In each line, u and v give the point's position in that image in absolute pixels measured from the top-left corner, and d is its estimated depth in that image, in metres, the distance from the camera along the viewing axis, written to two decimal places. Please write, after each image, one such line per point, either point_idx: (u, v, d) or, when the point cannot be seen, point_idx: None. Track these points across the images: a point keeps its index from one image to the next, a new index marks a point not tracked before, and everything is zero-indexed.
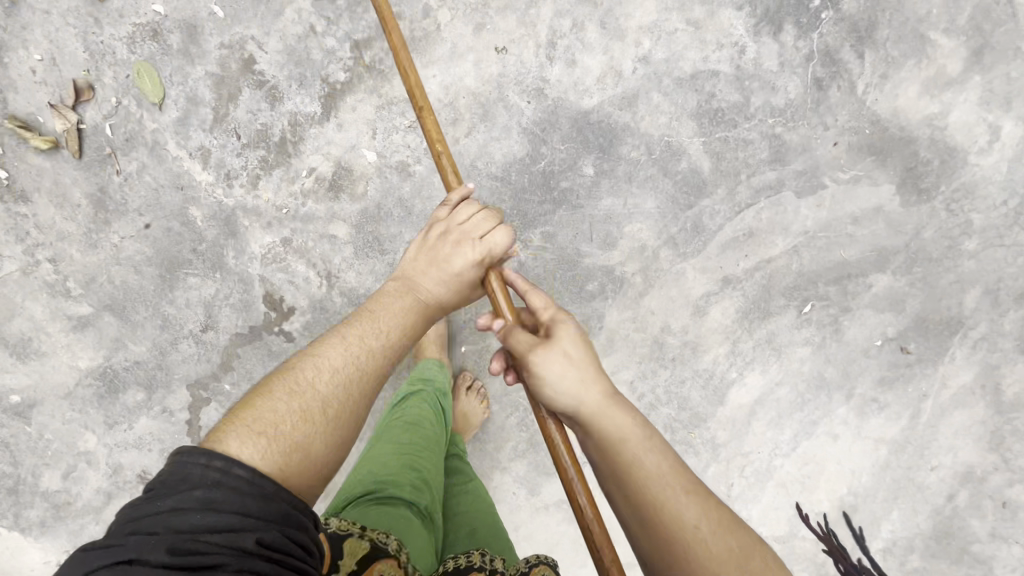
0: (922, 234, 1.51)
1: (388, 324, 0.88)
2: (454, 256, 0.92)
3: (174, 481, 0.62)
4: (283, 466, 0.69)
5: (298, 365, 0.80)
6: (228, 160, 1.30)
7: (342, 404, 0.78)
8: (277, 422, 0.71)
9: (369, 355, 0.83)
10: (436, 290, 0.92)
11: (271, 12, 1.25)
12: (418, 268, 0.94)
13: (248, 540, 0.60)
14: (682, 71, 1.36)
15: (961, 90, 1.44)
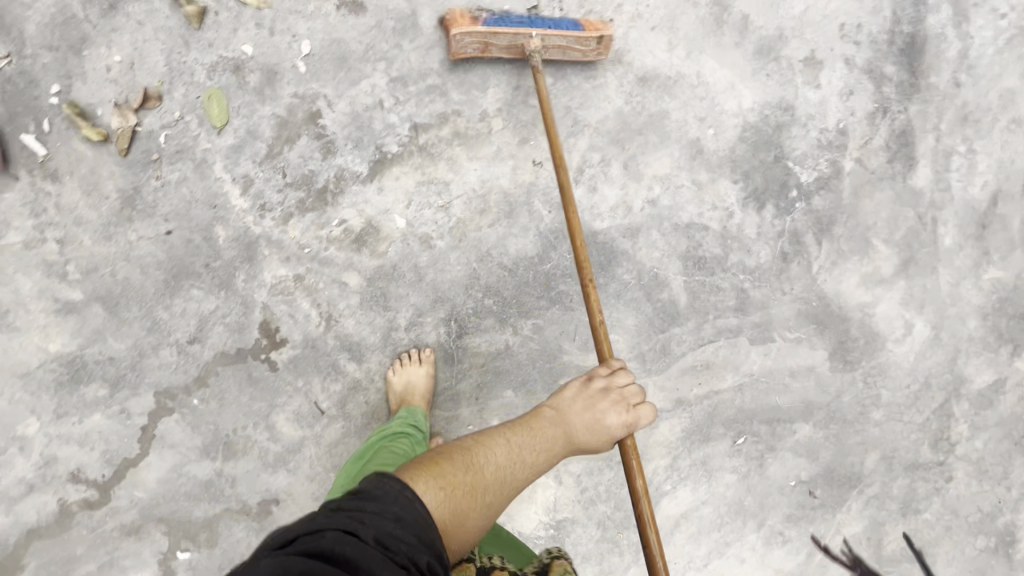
0: (841, 397, 1.78)
1: (546, 441, 1.06)
2: (609, 408, 1.10)
3: (381, 496, 0.84)
4: (446, 523, 0.90)
5: (472, 447, 1.01)
6: (267, 193, 1.38)
7: (495, 497, 0.98)
8: (454, 486, 0.93)
9: (525, 466, 1.03)
10: (589, 430, 1.09)
11: (348, 80, 1.37)
12: (580, 404, 1.11)
13: (423, 560, 0.77)
14: (680, 219, 1.59)
15: (889, 289, 1.76)
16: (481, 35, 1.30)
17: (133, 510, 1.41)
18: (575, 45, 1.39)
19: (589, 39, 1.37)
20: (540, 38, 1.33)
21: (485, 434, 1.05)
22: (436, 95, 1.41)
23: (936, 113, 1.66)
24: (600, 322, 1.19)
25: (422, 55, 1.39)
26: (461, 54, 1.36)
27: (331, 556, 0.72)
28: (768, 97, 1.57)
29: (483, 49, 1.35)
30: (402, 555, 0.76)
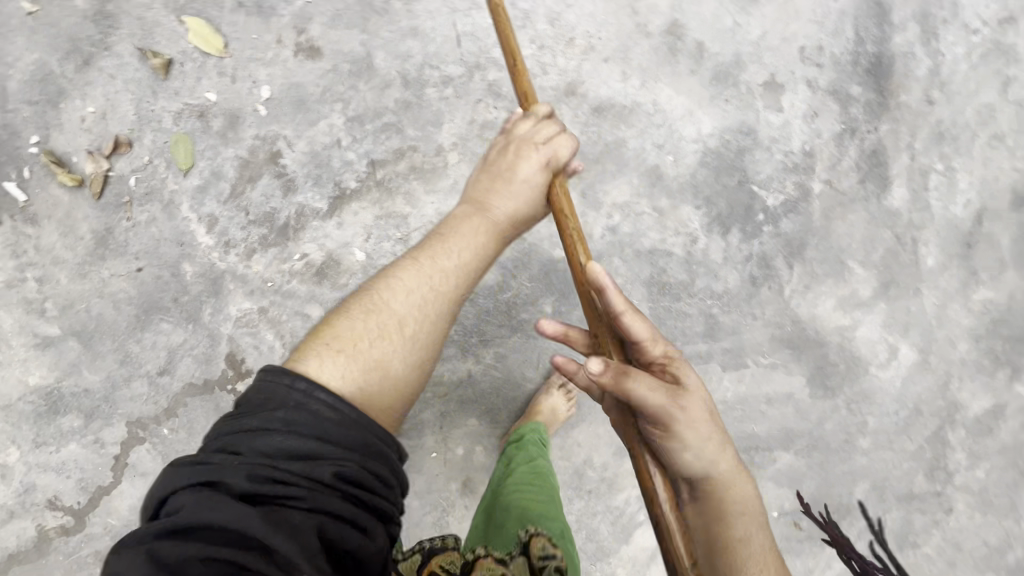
0: (824, 424, 1.72)
1: (455, 252, 1.00)
2: (517, 167, 1.03)
3: (266, 403, 0.79)
4: (360, 379, 0.86)
5: (372, 292, 0.96)
6: (231, 230, 1.44)
7: (416, 327, 0.94)
8: (349, 347, 0.88)
9: (439, 281, 0.97)
10: (503, 210, 1.02)
11: (307, 121, 1.43)
12: (484, 192, 1.05)
13: (325, 470, 0.74)
14: (644, 245, 1.58)
15: (870, 311, 1.70)
16: None
17: (105, 538, 1.44)
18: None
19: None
20: None
21: (387, 271, 0.99)
22: (392, 132, 1.44)
23: (911, 132, 1.61)
24: (516, 67, 1.01)
25: (377, 94, 1.43)
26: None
27: (197, 523, 0.67)
28: (728, 121, 1.55)
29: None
30: (292, 471, 0.73)
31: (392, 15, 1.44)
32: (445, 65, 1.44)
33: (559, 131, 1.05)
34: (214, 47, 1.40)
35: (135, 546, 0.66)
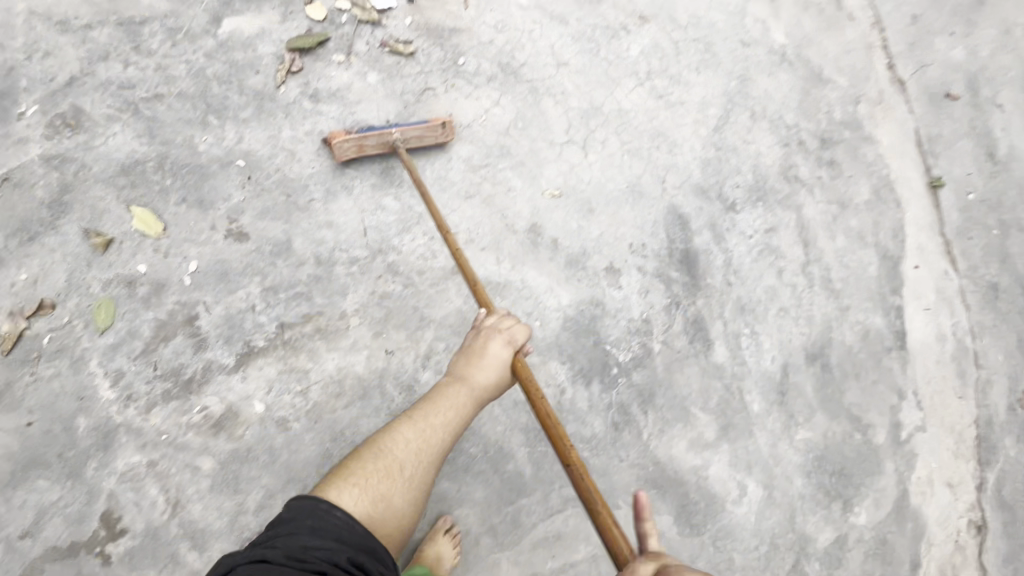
0: (695, 562, 1.90)
1: (445, 409, 1.30)
2: (489, 347, 1.37)
3: (297, 516, 1.09)
4: (369, 510, 1.15)
5: (381, 440, 1.25)
6: (136, 384, 1.56)
7: (414, 467, 1.22)
8: (361, 483, 1.17)
9: (431, 432, 1.27)
10: (481, 383, 1.34)
11: (227, 289, 1.66)
12: (465, 366, 1.36)
13: (339, 560, 1.04)
14: (520, 395, 1.84)
15: (716, 452, 2.00)
16: (355, 140, 1.75)
17: None
18: (427, 137, 1.85)
19: (435, 129, 1.84)
20: (401, 136, 1.80)
21: (391, 425, 1.28)
22: (301, 300, 1.71)
23: (720, 305, 2.11)
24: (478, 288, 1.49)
25: (292, 269, 1.71)
26: (344, 159, 1.78)
27: None
28: (581, 295, 1.97)
29: (359, 149, 1.77)
30: (315, 561, 1.02)
31: (312, 210, 1.76)
32: (352, 248, 1.77)
33: (517, 321, 1.43)
34: (155, 230, 1.64)
35: None
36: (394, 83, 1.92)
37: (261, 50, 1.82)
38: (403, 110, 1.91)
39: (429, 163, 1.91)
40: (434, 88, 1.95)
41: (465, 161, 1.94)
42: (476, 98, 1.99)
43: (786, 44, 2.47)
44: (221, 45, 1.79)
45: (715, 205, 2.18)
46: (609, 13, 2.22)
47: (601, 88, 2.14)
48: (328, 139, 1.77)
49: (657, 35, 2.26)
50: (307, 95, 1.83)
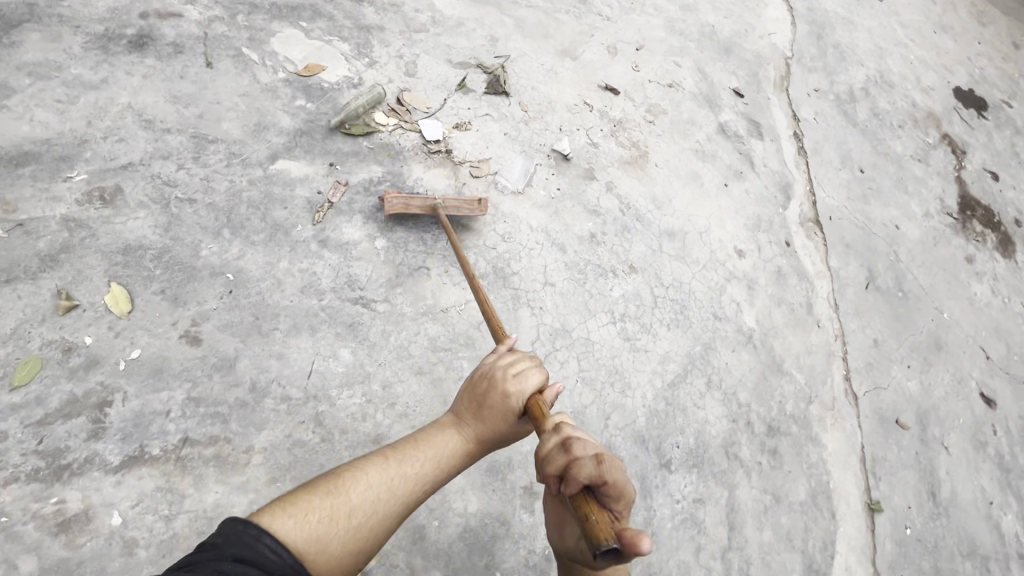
0: None
1: (417, 456, 1.31)
2: (492, 393, 1.36)
3: (224, 540, 1.05)
4: (305, 546, 1.12)
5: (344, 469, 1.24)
6: (11, 453, 1.52)
7: (368, 505, 1.21)
8: (308, 515, 1.15)
9: (396, 472, 1.26)
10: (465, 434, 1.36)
11: (152, 386, 1.68)
12: (464, 415, 1.37)
13: None
14: None
15: None
16: (403, 198, 2.14)
17: None
18: (463, 207, 2.23)
19: (470, 202, 2.23)
20: (441, 202, 2.18)
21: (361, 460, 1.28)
22: (216, 420, 1.71)
23: (627, 565, 2.02)
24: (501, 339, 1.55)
25: (224, 387, 1.75)
26: (393, 211, 2.12)
27: None
28: (489, 508, 1.90)
29: (406, 205, 2.13)
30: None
31: (271, 339, 1.86)
32: (291, 385, 1.82)
33: (531, 359, 1.40)
34: (121, 308, 1.73)
35: None
36: (396, 253, 2.14)
37: (297, 192, 2.09)
38: (395, 278, 2.10)
39: (397, 331, 2.03)
40: (429, 269, 2.16)
41: (430, 339, 2.05)
42: (462, 289, 2.18)
43: (755, 328, 2.72)
44: (266, 178, 2.07)
45: (650, 457, 2.22)
46: (604, 255, 2.53)
47: (576, 314, 2.35)
48: (382, 196, 2.14)
49: (640, 286, 2.53)
50: (317, 239, 2.05)
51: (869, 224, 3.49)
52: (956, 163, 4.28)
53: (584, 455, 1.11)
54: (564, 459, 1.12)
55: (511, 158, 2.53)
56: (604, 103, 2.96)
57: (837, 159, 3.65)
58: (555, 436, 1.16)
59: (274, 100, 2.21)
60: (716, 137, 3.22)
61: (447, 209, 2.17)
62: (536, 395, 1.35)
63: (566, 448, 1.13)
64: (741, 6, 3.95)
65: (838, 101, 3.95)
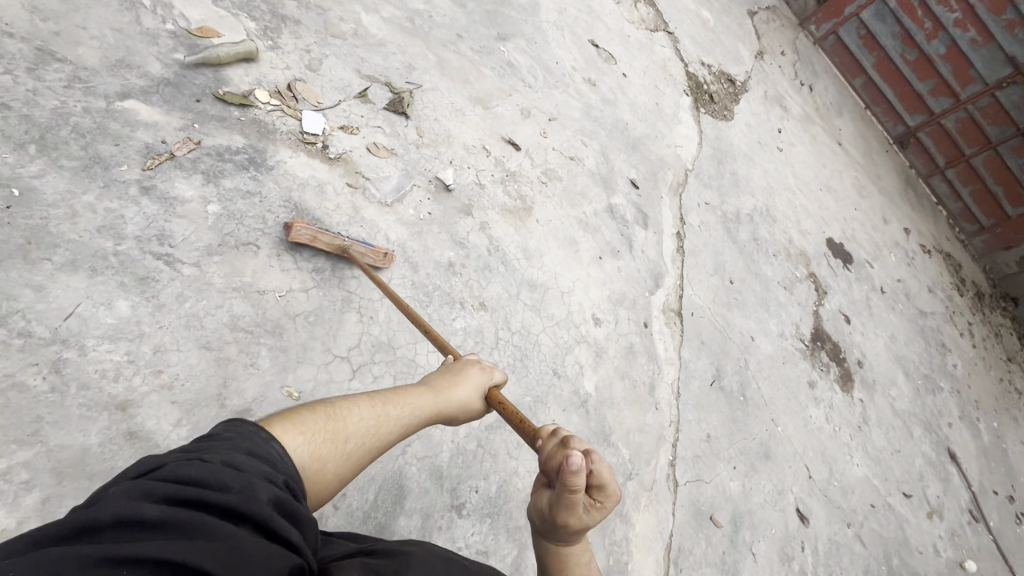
0: None
1: (404, 407, 1.48)
2: (460, 377, 1.68)
3: (230, 436, 1.03)
4: (310, 460, 1.17)
5: (336, 406, 1.33)
6: None
7: (363, 439, 1.32)
8: (310, 432, 1.21)
9: (387, 418, 1.41)
10: (446, 400, 1.59)
11: None
12: (437, 389, 1.62)
13: (278, 478, 1.01)
14: None
15: None
16: (313, 231, 2.11)
17: None
18: (370, 256, 2.24)
19: (378, 252, 2.24)
20: (350, 244, 2.17)
21: (350, 400, 1.38)
22: None
23: None
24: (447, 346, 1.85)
25: None
26: (297, 240, 2.09)
27: (177, 477, 0.88)
28: None
29: (313, 240, 2.11)
30: (255, 473, 0.97)
31: (36, 268, 1.67)
32: (38, 323, 1.62)
33: (485, 365, 1.79)
34: None
35: (123, 492, 0.83)
36: (226, 223, 2.03)
37: (136, 134, 1.98)
38: (215, 246, 1.98)
39: (196, 298, 1.87)
40: (258, 248, 2.06)
41: (231, 317, 1.92)
42: (288, 277, 2.08)
43: (592, 394, 2.75)
44: (106, 110, 1.96)
45: (442, 496, 2.11)
46: (458, 286, 2.53)
47: (407, 334, 2.25)
48: (290, 223, 2.10)
49: (485, 324, 2.54)
50: (140, 185, 1.92)
51: (727, 329, 3.75)
52: (817, 299, 4.76)
53: (578, 447, 1.21)
54: (559, 452, 1.20)
55: (392, 171, 2.57)
56: (502, 154, 3.10)
57: (711, 265, 3.96)
58: (544, 434, 1.28)
59: (150, 45, 2.15)
60: (603, 214, 3.43)
61: (354, 254, 2.16)
62: (493, 386, 1.73)
63: (564, 442, 1.22)
64: (657, 116, 4.39)
65: (724, 218, 4.36)
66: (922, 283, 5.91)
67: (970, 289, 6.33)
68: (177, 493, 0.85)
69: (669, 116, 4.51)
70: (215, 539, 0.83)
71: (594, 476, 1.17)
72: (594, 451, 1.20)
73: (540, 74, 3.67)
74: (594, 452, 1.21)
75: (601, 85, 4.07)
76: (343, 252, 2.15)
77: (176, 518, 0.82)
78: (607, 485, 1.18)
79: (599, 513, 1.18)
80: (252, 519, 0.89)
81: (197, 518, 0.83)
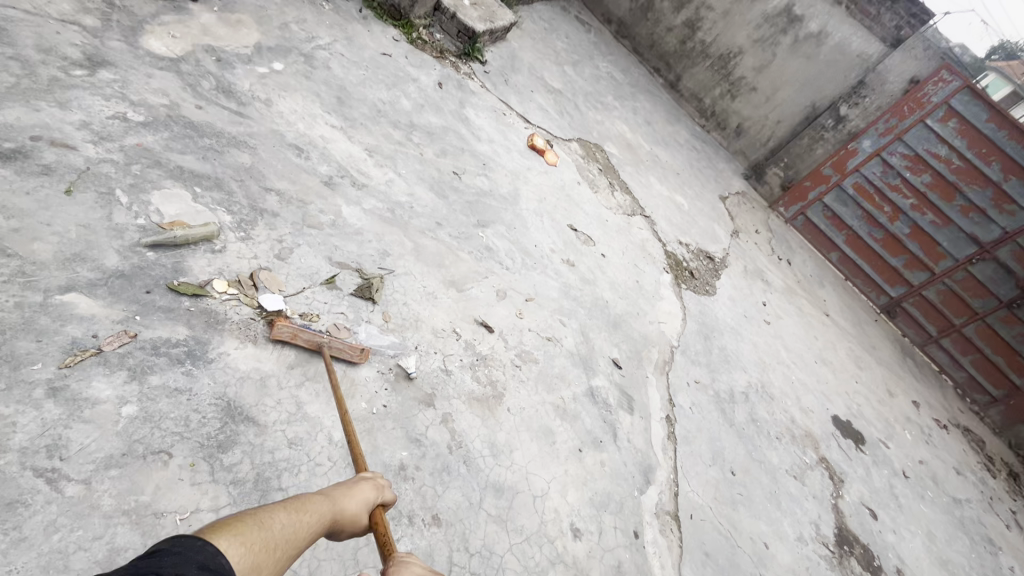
0: None
1: (311, 516, 1.41)
2: (358, 486, 1.61)
3: (185, 551, 1.07)
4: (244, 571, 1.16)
5: (257, 517, 1.29)
6: None
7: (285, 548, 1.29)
8: (244, 544, 1.20)
9: (298, 528, 1.35)
10: (346, 509, 1.51)
11: None
12: (337, 496, 1.52)
13: None
14: None
15: None
16: (294, 328, 2.26)
17: None
18: (346, 351, 2.38)
19: (353, 347, 2.40)
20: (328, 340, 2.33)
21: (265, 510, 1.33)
22: None
23: None
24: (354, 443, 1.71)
25: None
26: (278, 337, 2.22)
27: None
28: None
29: (293, 336, 2.25)
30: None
31: None
32: None
33: (378, 478, 1.72)
34: None
35: None
36: (139, 427, 1.80)
37: (65, 328, 1.86)
38: (117, 456, 1.72)
39: (70, 528, 1.55)
40: (169, 456, 1.79)
41: (110, 550, 1.57)
42: (198, 492, 1.78)
43: None
44: (40, 304, 1.87)
45: None
46: (408, 495, 2.18)
47: (336, 563, 1.89)
48: (274, 321, 2.26)
49: (437, 544, 2.13)
50: (49, 386, 1.73)
51: (733, 534, 3.23)
52: (833, 489, 4.25)
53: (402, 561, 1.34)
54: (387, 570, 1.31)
55: (384, 342, 2.60)
56: (473, 336, 2.99)
57: (708, 453, 3.59)
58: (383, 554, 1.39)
59: (114, 238, 2.17)
60: (583, 398, 3.20)
61: (332, 348, 2.30)
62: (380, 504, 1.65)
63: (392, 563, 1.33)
64: (638, 293, 4.42)
65: (717, 397, 4.12)
66: (948, 465, 5.38)
67: (1003, 470, 5.75)
68: None
69: (650, 293, 4.56)
70: None
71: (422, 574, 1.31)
72: (412, 559, 1.35)
73: (518, 256, 3.77)
74: (411, 559, 1.36)
75: (580, 265, 4.17)
76: (320, 350, 2.29)
77: None
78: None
79: None
80: None
81: None
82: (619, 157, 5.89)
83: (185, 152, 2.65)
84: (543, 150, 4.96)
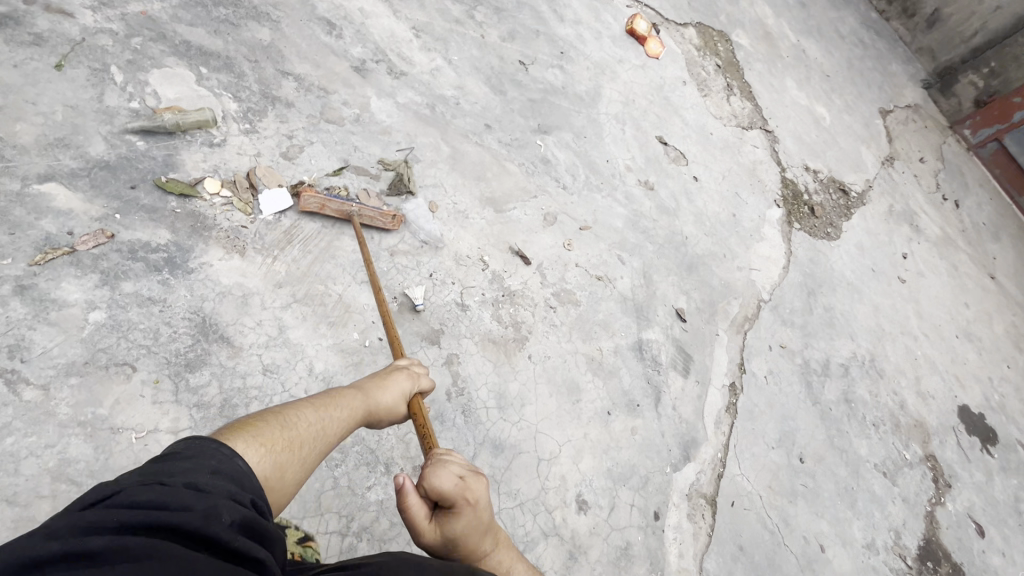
0: None
1: (343, 409, 1.27)
2: (393, 378, 1.46)
3: (194, 455, 0.89)
4: (270, 474, 1.00)
5: (282, 415, 1.13)
6: None
7: (315, 447, 1.15)
8: (268, 443, 1.03)
9: (328, 425, 1.20)
10: (380, 403, 1.37)
11: None
12: (371, 389, 1.38)
13: (247, 495, 0.89)
14: None
15: None
16: (321, 198, 2.12)
17: None
18: (376, 218, 2.28)
19: (385, 215, 2.29)
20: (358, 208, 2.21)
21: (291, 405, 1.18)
22: None
23: None
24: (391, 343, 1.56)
25: None
26: (306, 209, 2.11)
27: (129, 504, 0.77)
28: None
29: (321, 207, 2.13)
30: (219, 490, 0.85)
31: None
32: None
33: (418, 367, 1.57)
34: None
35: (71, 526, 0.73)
36: (105, 336, 1.71)
37: (39, 223, 1.76)
38: (78, 363, 1.66)
39: (24, 433, 1.54)
40: (133, 370, 1.71)
41: (61, 460, 1.55)
42: (158, 411, 1.69)
43: None
44: (17, 194, 1.77)
45: None
46: (388, 441, 1.97)
47: (296, 503, 1.78)
48: (299, 192, 2.12)
49: None
50: (17, 283, 1.67)
51: (783, 530, 2.76)
52: (934, 494, 3.50)
53: (444, 457, 1.24)
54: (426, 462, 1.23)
55: (419, 218, 2.47)
56: (503, 267, 2.58)
57: (774, 434, 3.02)
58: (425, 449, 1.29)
59: (104, 123, 1.98)
60: (626, 353, 2.73)
61: (362, 219, 2.20)
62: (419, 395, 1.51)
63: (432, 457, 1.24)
64: (731, 230, 3.63)
65: (806, 367, 3.41)
66: None
67: None
68: (130, 520, 0.75)
69: (748, 231, 3.72)
70: (164, 559, 0.73)
71: (464, 473, 1.21)
72: (456, 455, 1.25)
73: (582, 172, 3.15)
74: (455, 455, 1.25)
75: (660, 190, 3.44)
76: (349, 219, 2.19)
77: (126, 545, 0.72)
78: (474, 477, 1.21)
79: (476, 499, 1.18)
80: (214, 543, 0.78)
81: (145, 546, 0.73)
82: (749, 49, 4.63)
83: (194, 23, 2.33)
84: (644, 37, 3.98)
